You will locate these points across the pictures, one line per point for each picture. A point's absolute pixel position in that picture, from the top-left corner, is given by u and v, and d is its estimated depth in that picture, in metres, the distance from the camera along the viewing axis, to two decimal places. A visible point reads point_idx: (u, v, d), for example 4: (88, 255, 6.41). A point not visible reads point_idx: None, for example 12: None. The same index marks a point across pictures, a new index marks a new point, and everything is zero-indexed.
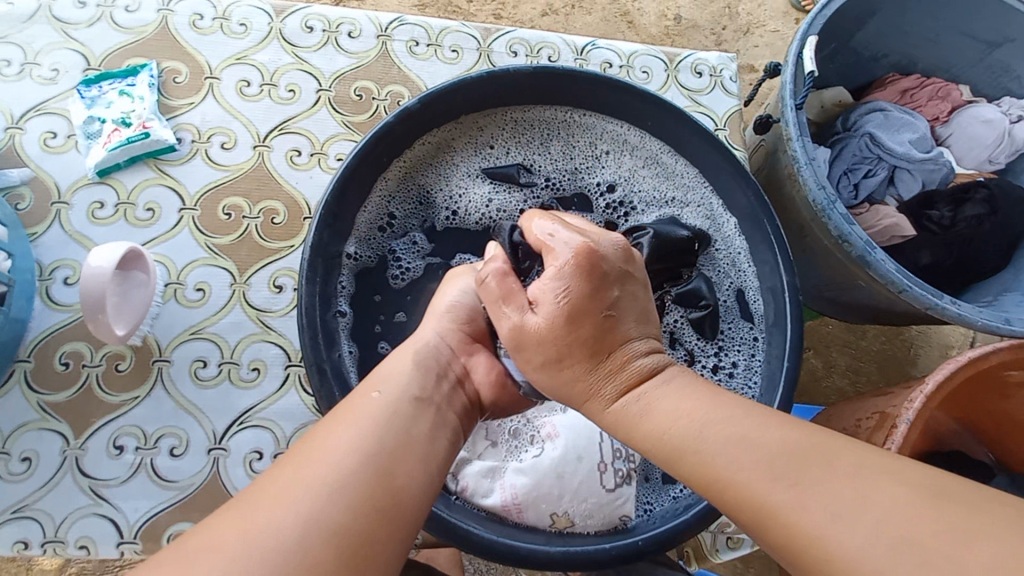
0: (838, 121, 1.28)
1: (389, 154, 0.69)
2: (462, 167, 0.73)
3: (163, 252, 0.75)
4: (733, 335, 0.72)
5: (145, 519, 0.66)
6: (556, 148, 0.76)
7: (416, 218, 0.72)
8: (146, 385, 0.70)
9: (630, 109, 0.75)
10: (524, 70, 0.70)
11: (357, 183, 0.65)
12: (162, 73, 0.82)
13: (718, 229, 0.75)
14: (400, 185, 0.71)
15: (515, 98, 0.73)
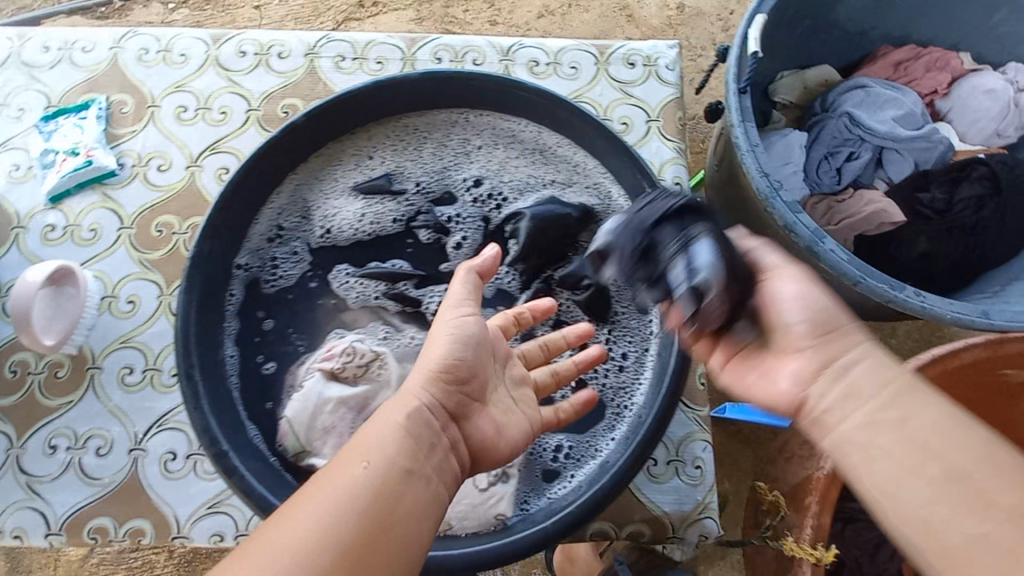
0: (816, 103, 1.19)
1: (277, 171, 0.72)
2: (348, 175, 0.75)
3: (101, 268, 0.81)
4: (624, 324, 0.74)
5: (70, 512, 0.73)
6: (447, 150, 0.78)
7: (307, 228, 0.73)
8: (80, 390, 0.77)
9: (512, 104, 0.76)
10: (411, 79, 0.73)
11: (244, 197, 0.69)
12: (111, 105, 0.89)
13: (616, 217, 0.75)
14: (291, 198, 0.73)
15: (400, 105, 0.76)
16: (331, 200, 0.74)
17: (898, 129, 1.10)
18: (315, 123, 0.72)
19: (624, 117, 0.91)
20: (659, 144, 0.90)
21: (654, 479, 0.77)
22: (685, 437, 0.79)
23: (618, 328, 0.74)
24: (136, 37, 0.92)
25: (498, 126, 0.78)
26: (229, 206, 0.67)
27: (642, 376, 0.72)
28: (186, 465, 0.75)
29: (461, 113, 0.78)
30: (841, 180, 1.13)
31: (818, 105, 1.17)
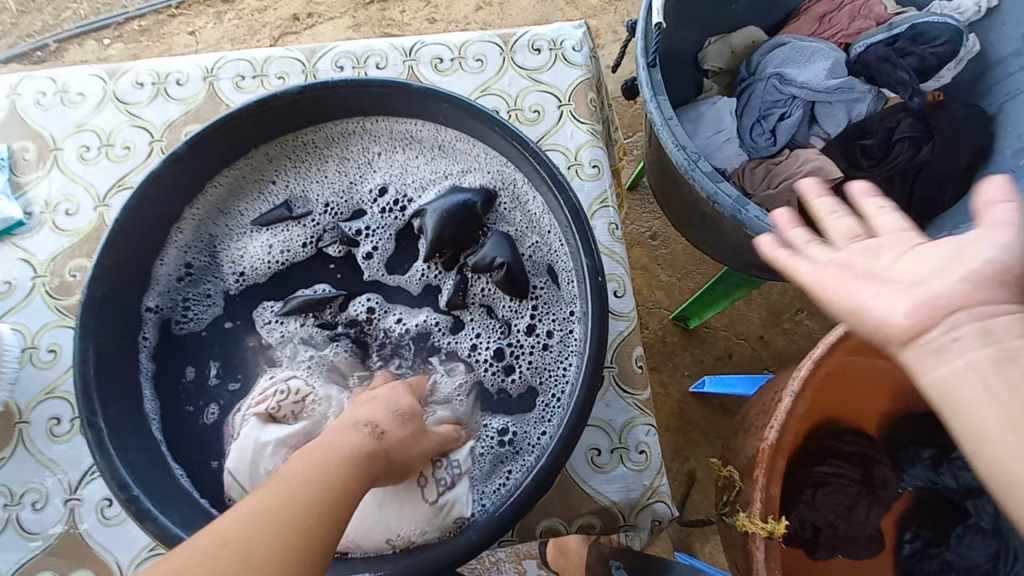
0: (742, 67, 1.15)
1: (169, 212, 0.71)
2: (251, 203, 0.78)
3: (20, 320, 0.81)
4: (546, 302, 0.73)
5: (14, 569, 0.72)
6: (346, 166, 0.80)
7: (218, 261, 0.77)
8: (9, 448, 0.76)
9: (402, 106, 0.74)
10: (290, 94, 0.70)
11: (143, 243, 0.70)
12: (14, 154, 0.88)
13: (522, 204, 0.76)
14: (195, 235, 0.76)
15: (284, 125, 0.75)
16: (240, 231, 0.77)
17: (825, 82, 1.08)
18: (196, 158, 0.70)
19: (535, 104, 0.90)
20: (573, 128, 0.89)
21: (600, 470, 0.75)
22: (625, 425, 0.77)
23: (541, 307, 0.74)
24: (33, 83, 0.91)
25: (391, 133, 0.78)
26: (117, 253, 0.65)
27: (570, 362, 0.70)
28: (123, 510, 0.73)
29: (352, 123, 0.78)
30: (776, 142, 1.12)
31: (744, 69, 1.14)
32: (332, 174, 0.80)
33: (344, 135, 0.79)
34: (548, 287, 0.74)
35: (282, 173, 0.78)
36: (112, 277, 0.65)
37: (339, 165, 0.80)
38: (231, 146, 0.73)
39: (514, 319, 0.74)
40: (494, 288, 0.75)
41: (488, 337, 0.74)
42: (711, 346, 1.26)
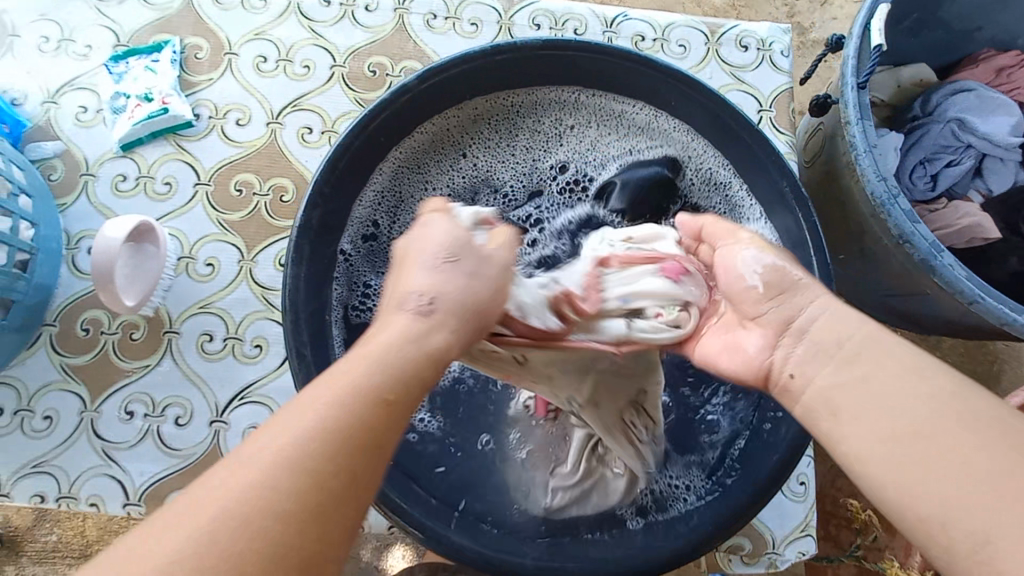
0: (916, 104, 1.12)
1: (373, 157, 0.66)
2: (432, 164, 0.72)
3: (176, 226, 0.77)
4: None
5: (149, 484, 0.69)
6: (547, 137, 0.75)
7: (406, 219, 0.71)
8: (156, 355, 0.73)
9: (603, 77, 0.70)
10: (505, 52, 0.66)
11: (345, 193, 0.64)
12: (185, 49, 0.82)
13: (721, 191, 0.72)
14: (383, 193, 0.70)
15: (498, 84, 0.70)
16: (432, 190, 0.72)
17: (1004, 137, 1.06)
18: (415, 106, 0.66)
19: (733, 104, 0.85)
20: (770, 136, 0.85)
21: None
22: None
23: None
24: None
25: (600, 110, 0.74)
26: (330, 197, 0.62)
27: None
28: None
29: (556, 94, 0.73)
30: (935, 187, 1.08)
31: (918, 107, 1.11)
32: (530, 144, 0.75)
33: (529, 104, 0.73)
34: None
35: (481, 134, 0.73)
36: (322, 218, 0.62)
37: (538, 135, 0.75)
38: (427, 104, 0.68)
39: None
40: None
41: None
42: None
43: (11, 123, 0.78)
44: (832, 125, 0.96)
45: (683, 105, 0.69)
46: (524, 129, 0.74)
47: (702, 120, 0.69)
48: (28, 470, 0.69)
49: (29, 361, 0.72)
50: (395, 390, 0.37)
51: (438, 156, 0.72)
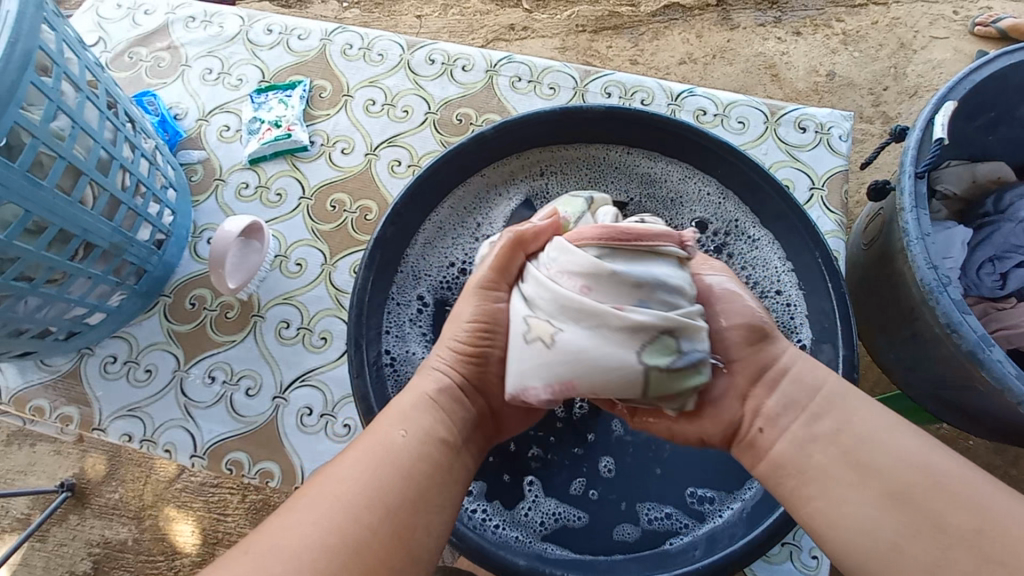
0: (989, 201, 1.13)
1: (433, 198, 0.76)
2: (438, 233, 0.78)
3: (280, 229, 0.91)
4: (748, 252, 0.76)
5: (214, 440, 0.80)
6: (546, 188, 0.81)
7: (438, 257, 0.78)
8: (243, 333, 0.85)
9: (554, 131, 0.78)
10: (486, 133, 0.75)
11: (385, 264, 0.72)
12: (312, 89, 1.00)
13: (689, 193, 0.79)
14: (414, 265, 0.76)
15: (533, 140, 0.79)
16: (465, 231, 0.79)
17: None
18: (469, 155, 0.76)
19: (786, 179, 0.90)
20: (820, 213, 0.88)
21: (767, 559, 0.72)
22: (805, 522, 0.72)
23: (741, 257, 0.76)
24: (344, 35, 1.05)
25: (591, 158, 0.81)
26: (398, 223, 0.72)
27: (796, 294, 0.73)
28: (319, 423, 0.80)
29: (527, 156, 0.80)
30: (1004, 286, 1.06)
31: (990, 205, 1.12)
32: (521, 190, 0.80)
33: (503, 168, 0.80)
34: (749, 245, 0.76)
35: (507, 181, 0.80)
36: (384, 243, 0.71)
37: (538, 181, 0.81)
38: (438, 186, 0.76)
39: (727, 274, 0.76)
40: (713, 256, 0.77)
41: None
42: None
43: (170, 133, 0.97)
44: (890, 211, 0.97)
45: (631, 131, 0.78)
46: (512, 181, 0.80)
47: (739, 176, 0.75)
48: (124, 411, 0.82)
49: (144, 323, 0.87)
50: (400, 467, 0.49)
51: (474, 197, 0.80)
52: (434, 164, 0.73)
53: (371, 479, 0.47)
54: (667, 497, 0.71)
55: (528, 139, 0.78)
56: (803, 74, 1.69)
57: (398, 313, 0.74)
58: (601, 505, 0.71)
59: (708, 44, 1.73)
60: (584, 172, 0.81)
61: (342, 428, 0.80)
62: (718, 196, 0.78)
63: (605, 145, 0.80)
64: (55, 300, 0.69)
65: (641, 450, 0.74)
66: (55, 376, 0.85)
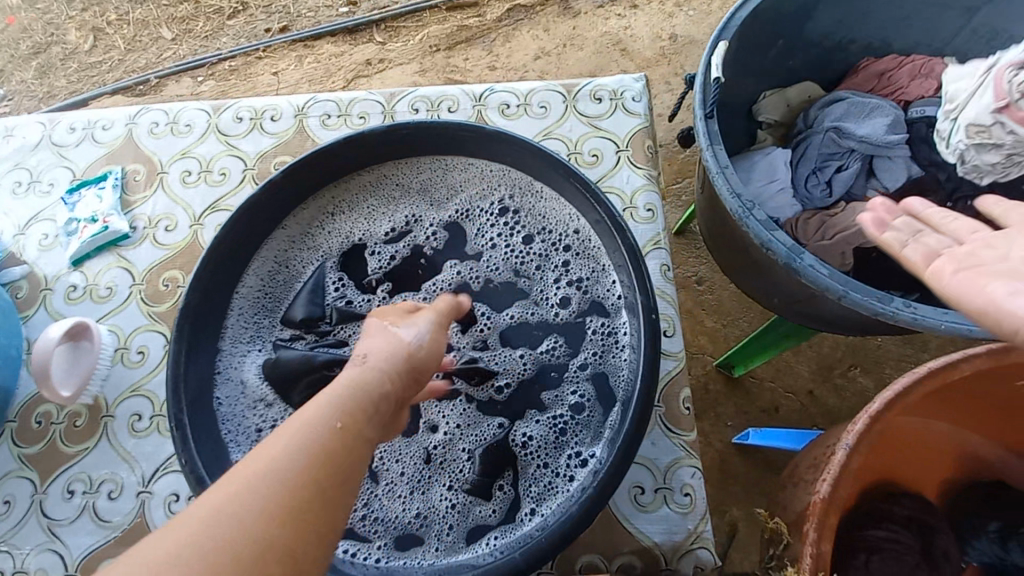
0: (799, 120, 1.20)
1: (236, 263, 0.76)
2: (245, 312, 0.78)
3: (115, 322, 0.89)
4: (532, 220, 0.81)
5: (84, 555, 0.77)
6: (316, 247, 0.83)
7: (249, 335, 0.77)
8: (94, 437, 0.82)
9: (308, 185, 0.80)
10: (258, 195, 0.74)
11: (199, 340, 0.71)
12: (126, 175, 0.99)
13: (473, 192, 0.84)
14: (235, 343, 0.76)
15: (316, 182, 0.80)
16: (274, 298, 0.80)
17: (883, 135, 1.11)
18: (257, 210, 0.76)
19: (594, 149, 0.94)
20: (629, 172, 0.92)
21: (642, 508, 0.73)
22: (670, 462, 0.75)
23: (530, 225, 0.81)
24: (149, 114, 1.04)
25: (346, 205, 0.83)
26: (204, 292, 0.71)
27: (594, 247, 0.77)
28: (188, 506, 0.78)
29: (304, 214, 0.81)
30: (832, 193, 1.13)
31: (801, 122, 1.19)
32: (294, 256, 0.81)
33: (281, 238, 0.80)
34: (534, 223, 0.81)
35: (287, 248, 0.81)
36: (191, 319, 0.70)
37: (305, 242, 0.82)
38: (237, 250, 0.75)
39: (534, 265, 0.80)
40: (506, 240, 0.82)
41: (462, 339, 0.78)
42: (755, 397, 1.21)
43: None
44: None
45: (402, 150, 0.81)
46: (285, 249, 0.81)
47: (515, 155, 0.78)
48: None
49: None
50: (316, 501, 0.38)
51: (276, 261, 0.80)
52: (227, 229, 0.73)
53: (280, 518, 0.36)
54: (543, 459, 0.69)
55: (284, 204, 0.79)
56: (645, 43, 1.78)
57: (230, 405, 0.73)
58: (510, 491, 0.68)
59: (555, 36, 1.80)
60: (331, 226, 0.83)
61: None
62: (507, 178, 0.82)
63: (372, 178, 0.83)
64: None
65: (529, 414, 0.73)
66: None
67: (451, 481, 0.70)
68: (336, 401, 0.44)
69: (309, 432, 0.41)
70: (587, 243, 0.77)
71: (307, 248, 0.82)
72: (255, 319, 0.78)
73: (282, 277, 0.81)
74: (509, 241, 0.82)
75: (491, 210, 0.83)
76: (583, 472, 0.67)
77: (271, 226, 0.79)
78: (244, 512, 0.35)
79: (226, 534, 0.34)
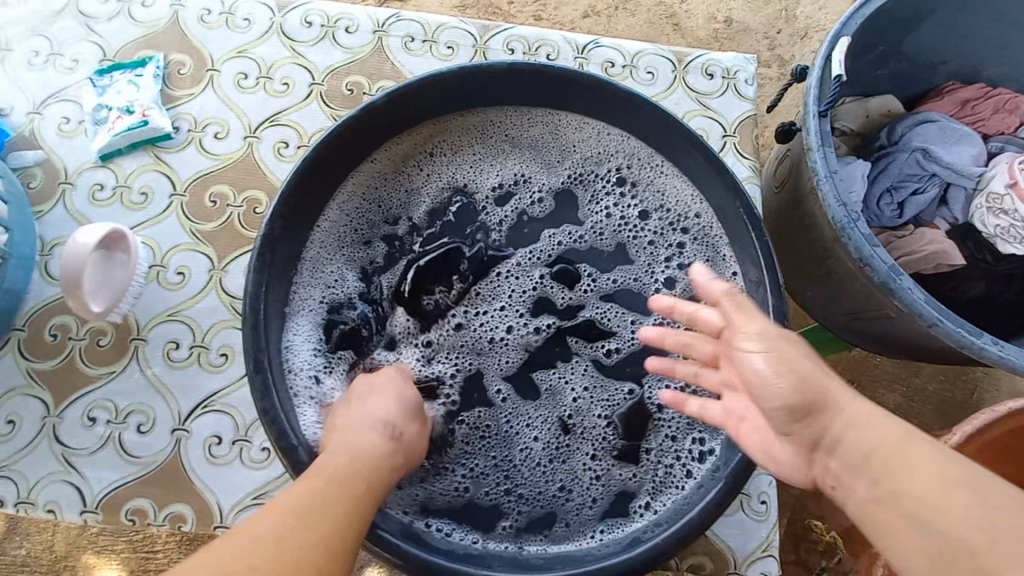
0: (882, 134, 1.17)
1: (322, 189, 0.67)
2: (328, 244, 0.70)
3: (150, 235, 0.78)
4: (649, 196, 0.75)
5: (108, 490, 0.69)
6: (409, 184, 0.74)
7: (330, 269, 0.70)
8: (122, 362, 0.73)
9: (413, 112, 0.70)
10: (359, 115, 0.65)
11: (280, 269, 0.63)
12: (168, 65, 0.85)
13: (586, 154, 0.76)
14: (314, 277, 0.69)
15: (419, 111, 0.71)
16: (362, 234, 0.73)
17: (966, 165, 1.10)
18: (355, 136, 0.67)
19: (700, 129, 0.88)
20: (734, 160, 0.87)
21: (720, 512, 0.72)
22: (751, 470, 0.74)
23: (645, 202, 0.75)
24: None
25: (446, 144, 0.75)
26: (290, 215, 0.63)
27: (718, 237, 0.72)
28: (231, 451, 0.71)
29: (399, 146, 0.73)
30: (902, 215, 1.12)
31: (884, 137, 1.16)
32: (387, 191, 0.74)
33: (374, 168, 0.72)
34: (651, 199, 0.75)
35: (379, 180, 0.73)
36: (274, 248, 0.62)
37: (399, 177, 0.74)
38: (326, 175, 0.66)
39: (647, 244, 0.75)
40: (616, 212, 0.76)
41: (567, 294, 0.75)
42: None
43: None
44: (797, 152, 0.98)
45: (521, 92, 0.72)
46: (376, 181, 0.73)
47: (647, 121, 0.70)
48: None
49: None
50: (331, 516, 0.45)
51: (366, 193, 0.72)
52: (320, 148, 0.64)
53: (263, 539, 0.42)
54: (656, 450, 0.67)
55: (383, 131, 0.70)
56: None
57: (306, 344, 0.67)
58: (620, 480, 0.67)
59: None
60: (428, 164, 0.75)
61: (260, 452, 0.71)
62: (629, 146, 0.75)
63: (480, 120, 0.75)
64: None
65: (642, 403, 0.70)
66: None
67: (567, 464, 0.68)
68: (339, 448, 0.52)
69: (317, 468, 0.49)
70: (708, 232, 0.72)
71: (400, 184, 0.74)
72: (335, 252, 0.71)
73: (370, 211, 0.73)
74: (619, 214, 0.76)
75: (604, 177, 0.76)
76: (702, 468, 0.65)
77: (365, 153, 0.70)
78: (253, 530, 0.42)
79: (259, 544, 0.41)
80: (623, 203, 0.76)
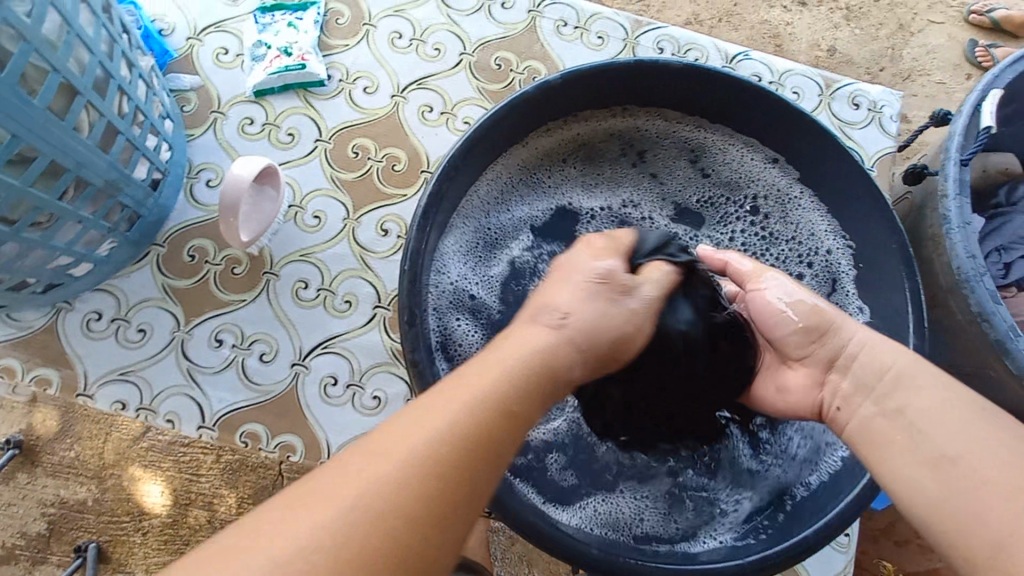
0: (1002, 192, 1.12)
1: (479, 161, 0.68)
2: (466, 218, 0.70)
3: (293, 175, 0.80)
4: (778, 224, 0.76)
5: (226, 411, 0.72)
6: (546, 173, 0.75)
7: (463, 244, 0.71)
8: (253, 292, 0.76)
9: (570, 103, 0.71)
10: (530, 94, 0.66)
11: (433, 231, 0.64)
12: (327, 13, 0.87)
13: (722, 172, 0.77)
14: (451, 247, 0.69)
15: (574, 103, 0.71)
16: (494, 215, 0.73)
17: None
18: (518, 113, 0.67)
19: None
20: None
21: None
22: None
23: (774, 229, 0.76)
24: None
25: (588, 139, 0.75)
26: (452, 181, 0.64)
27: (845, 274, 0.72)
28: (345, 394, 0.73)
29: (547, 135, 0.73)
30: (1007, 275, 1.04)
31: (1003, 196, 1.11)
32: (524, 176, 0.74)
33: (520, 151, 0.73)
34: (781, 226, 0.75)
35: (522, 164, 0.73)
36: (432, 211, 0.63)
37: (539, 165, 0.74)
38: (486, 148, 0.67)
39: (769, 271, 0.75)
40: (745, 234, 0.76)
41: None
42: None
43: (157, 51, 0.82)
44: (923, 197, 0.96)
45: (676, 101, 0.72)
46: (518, 164, 0.73)
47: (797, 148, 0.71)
48: (115, 376, 0.72)
49: (134, 276, 0.75)
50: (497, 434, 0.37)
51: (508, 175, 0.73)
52: (491, 120, 0.65)
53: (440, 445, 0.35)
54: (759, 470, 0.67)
55: (540, 116, 0.70)
56: None
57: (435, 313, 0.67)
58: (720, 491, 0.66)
59: None
60: (567, 158, 0.76)
61: (372, 401, 0.73)
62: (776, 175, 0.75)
63: (626, 122, 0.75)
64: (37, 247, 0.57)
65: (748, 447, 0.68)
66: (27, 334, 0.72)
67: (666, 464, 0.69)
68: (521, 352, 0.43)
69: (499, 372, 0.40)
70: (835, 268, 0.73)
71: (538, 172, 0.75)
72: (471, 228, 0.71)
73: (506, 194, 0.73)
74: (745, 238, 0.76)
75: (735, 198, 0.77)
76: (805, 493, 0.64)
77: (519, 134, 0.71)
78: (427, 430, 0.36)
79: (428, 453, 0.35)
80: (752, 226, 0.76)
